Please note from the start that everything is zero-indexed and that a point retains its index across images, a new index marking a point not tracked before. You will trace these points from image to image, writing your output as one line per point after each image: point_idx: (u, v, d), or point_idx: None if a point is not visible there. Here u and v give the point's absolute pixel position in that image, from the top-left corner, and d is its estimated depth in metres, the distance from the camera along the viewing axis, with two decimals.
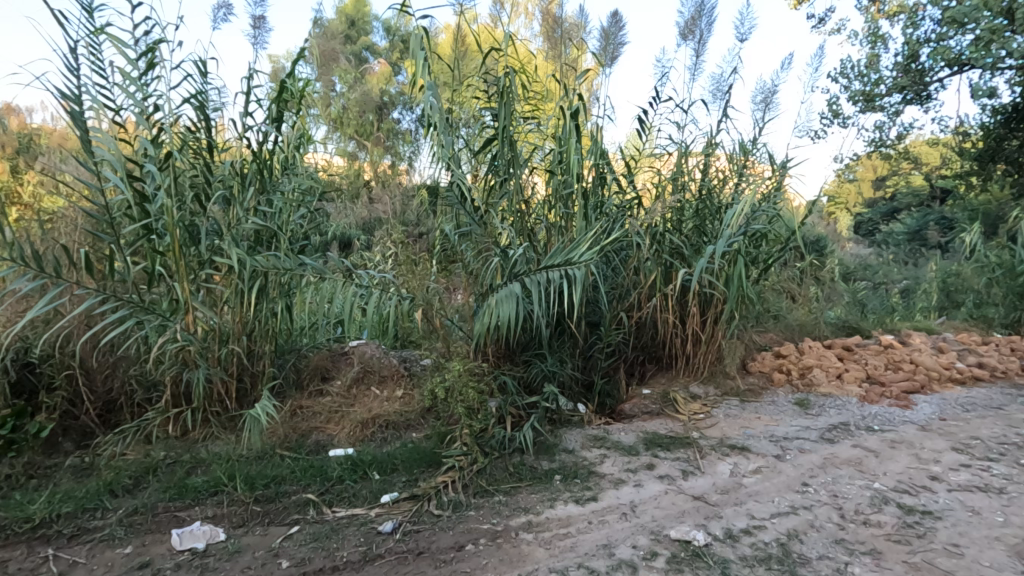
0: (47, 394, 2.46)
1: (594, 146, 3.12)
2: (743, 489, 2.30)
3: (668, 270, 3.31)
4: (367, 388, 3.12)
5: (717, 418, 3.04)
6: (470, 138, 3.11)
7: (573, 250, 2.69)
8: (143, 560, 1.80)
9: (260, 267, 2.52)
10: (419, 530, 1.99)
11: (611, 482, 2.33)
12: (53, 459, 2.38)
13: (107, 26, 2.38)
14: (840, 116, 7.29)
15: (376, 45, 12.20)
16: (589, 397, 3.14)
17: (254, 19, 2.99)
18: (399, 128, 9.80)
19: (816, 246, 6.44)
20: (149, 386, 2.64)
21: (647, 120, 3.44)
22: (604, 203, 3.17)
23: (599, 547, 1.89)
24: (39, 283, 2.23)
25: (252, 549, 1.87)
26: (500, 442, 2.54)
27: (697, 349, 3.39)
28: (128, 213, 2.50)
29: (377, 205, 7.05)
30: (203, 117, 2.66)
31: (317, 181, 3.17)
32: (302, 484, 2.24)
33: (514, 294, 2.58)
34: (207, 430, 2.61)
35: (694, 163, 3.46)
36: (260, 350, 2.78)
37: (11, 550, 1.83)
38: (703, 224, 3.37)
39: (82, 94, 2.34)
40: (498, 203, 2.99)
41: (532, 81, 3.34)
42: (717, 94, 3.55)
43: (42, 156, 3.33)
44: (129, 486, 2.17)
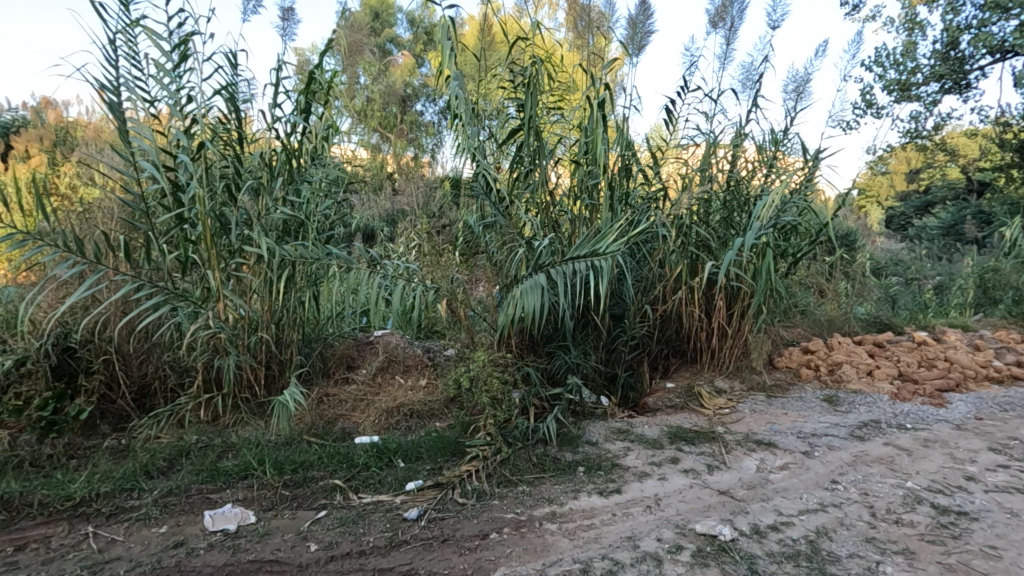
0: (86, 378, 2.53)
1: (620, 137, 3.08)
2: (770, 485, 2.27)
3: (694, 262, 3.27)
4: (391, 377, 3.16)
5: (743, 413, 3.01)
6: (495, 129, 3.10)
7: (599, 241, 2.66)
8: (177, 539, 1.85)
9: (288, 257, 2.57)
10: (443, 518, 2.00)
11: (635, 475, 2.33)
12: (91, 441, 2.45)
13: (142, 18, 2.42)
14: (873, 106, 7.09)
15: (399, 38, 12.25)
16: (612, 390, 3.12)
17: (283, 10, 3.02)
18: (422, 120, 9.82)
19: (847, 240, 6.28)
20: (182, 372, 2.70)
21: (674, 111, 3.38)
22: (629, 194, 3.14)
23: (623, 539, 1.89)
24: (79, 269, 2.30)
25: (281, 532, 1.91)
26: (523, 432, 2.55)
27: (723, 343, 3.35)
28: (162, 203, 2.57)
29: (400, 197, 7.09)
30: (233, 109, 2.70)
31: (343, 172, 3.21)
32: (328, 470, 2.28)
33: (539, 285, 2.57)
34: (237, 415, 2.68)
35: (722, 155, 3.40)
36: (288, 338, 2.83)
37: (52, 527, 1.90)
38: (731, 216, 3.33)
39: (119, 85, 2.39)
40: (522, 194, 2.97)
41: (558, 71, 3.31)
42: (747, 83, 3.47)
43: (79, 148, 3.43)
44: (163, 467, 2.24)
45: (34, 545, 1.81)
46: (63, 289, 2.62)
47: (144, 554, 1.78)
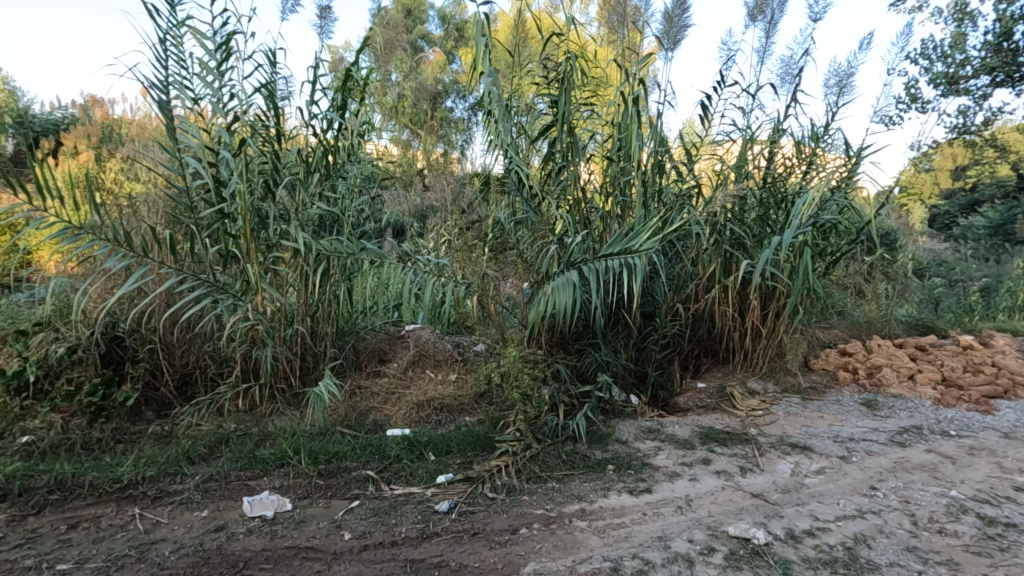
0: (132, 366, 2.63)
1: (654, 132, 3.03)
2: (806, 490, 2.22)
3: (728, 260, 3.21)
4: (422, 371, 3.20)
5: (777, 415, 2.95)
6: (527, 126, 3.10)
7: (633, 238, 2.62)
8: (218, 524, 1.91)
9: (324, 251, 2.62)
10: (474, 512, 2.02)
11: (666, 475, 2.30)
12: (137, 426, 2.55)
13: (188, 18, 2.50)
14: (919, 101, 6.82)
15: (431, 35, 12.35)
16: (642, 389, 3.09)
17: (321, 9, 3.07)
18: (452, 116, 9.87)
19: (888, 239, 6.07)
20: (221, 362, 2.79)
21: (710, 106, 3.33)
22: (662, 191, 3.10)
23: (654, 539, 1.87)
24: (128, 262, 2.40)
25: (317, 520, 1.96)
26: (553, 429, 2.55)
27: (757, 344, 3.29)
28: (205, 197, 2.65)
29: (430, 193, 7.14)
30: (272, 106, 2.77)
31: (377, 168, 3.26)
32: (361, 461, 2.33)
33: (570, 282, 2.56)
34: (273, 405, 2.75)
35: (758, 151, 3.32)
36: (323, 331, 2.89)
37: (102, 508, 1.99)
38: (767, 214, 3.26)
39: (167, 84, 2.47)
40: (554, 190, 2.96)
41: (591, 67, 3.29)
42: (785, 77, 3.39)
43: (126, 145, 3.56)
44: (204, 454, 2.32)
45: (86, 524, 1.90)
46: (112, 281, 2.73)
47: (187, 536, 1.85)
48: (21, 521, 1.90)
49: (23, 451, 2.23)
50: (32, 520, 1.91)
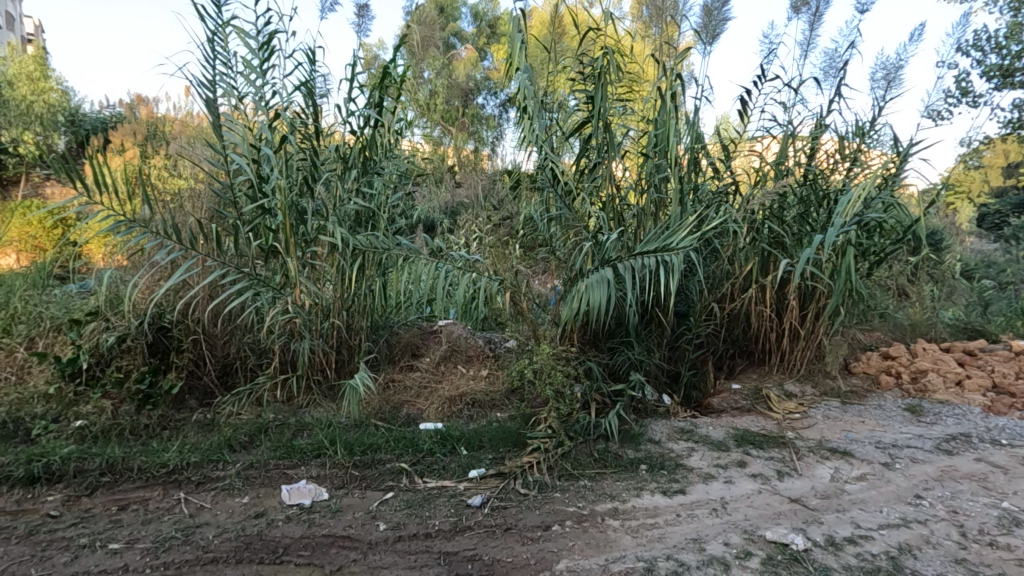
0: (176, 355, 2.73)
1: (690, 128, 2.98)
2: (847, 496, 2.16)
3: (766, 259, 3.13)
4: (454, 366, 3.23)
5: (815, 418, 2.87)
6: (560, 122, 3.07)
7: (670, 236, 2.58)
8: (258, 510, 1.97)
9: (360, 246, 2.66)
10: (506, 507, 2.04)
11: (700, 477, 2.27)
12: (181, 413, 2.64)
13: (234, 18, 2.56)
14: (970, 95, 6.52)
15: (463, 32, 12.41)
16: (675, 389, 3.06)
17: (358, 8, 3.12)
18: (483, 113, 9.89)
19: (933, 239, 5.83)
20: (260, 353, 2.87)
21: (749, 101, 3.25)
22: (699, 187, 3.03)
23: (689, 540, 1.85)
24: (175, 255, 2.50)
25: (352, 510, 2.00)
26: (585, 428, 2.54)
27: (794, 345, 3.21)
28: (248, 193, 2.72)
29: (461, 190, 7.18)
30: (312, 104, 2.82)
31: (412, 164, 3.29)
32: (395, 453, 2.36)
33: (605, 279, 2.53)
34: (310, 396, 2.81)
35: (800, 147, 3.23)
36: (357, 325, 2.94)
37: (150, 491, 2.07)
38: (808, 211, 3.16)
39: (213, 83, 2.54)
40: (588, 187, 2.94)
41: (626, 62, 3.25)
42: (829, 71, 3.29)
43: (171, 141, 3.68)
44: (244, 442, 2.39)
45: (135, 506, 1.98)
46: (159, 273, 2.84)
47: (229, 521, 1.91)
48: (75, 501, 1.99)
49: (77, 435, 2.33)
50: (86, 501, 2.00)
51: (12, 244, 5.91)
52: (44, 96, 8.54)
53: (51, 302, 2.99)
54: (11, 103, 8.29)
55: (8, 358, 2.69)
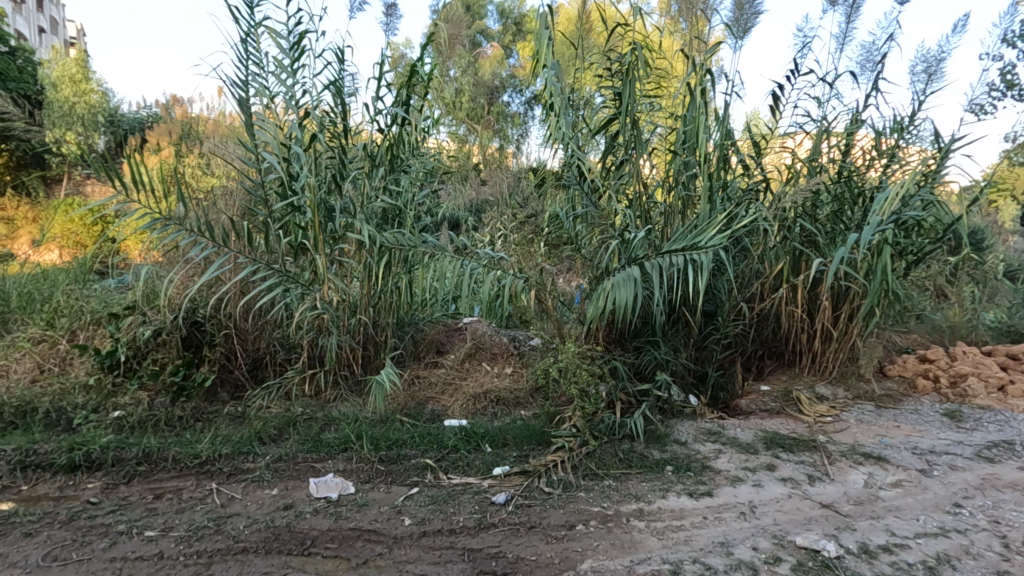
0: (210, 350, 2.81)
1: (720, 124, 2.93)
2: (881, 503, 2.09)
3: (797, 258, 3.06)
4: (478, 363, 3.24)
5: (848, 422, 2.79)
6: (587, 119, 3.05)
7: (699, 234, 2.54)
8: (287, 502, 2.01)
9: (387, 244, 2.68)
10: (530, 505, 2.03)
11: (727, 479, 2.23)
12: (213, 406, 2.70)
13: (266, 19, 2.61)
14: (1016, 88, 6.24)
15: (489, 30, 12.44)
16: (702, 389, 3.01)
17: (387, 7, 3.14)
18: (508, 111, 9.88)
19: (975, 239, 5.61)
20: (290, 348, 2.92)
21: (782, 96, 3.17)
22: (728, 185, 2.97)
23: (716, 544, 1.82)
24: (209, 252, 2.57)
25: (378, 504, 2.02)
26: (609, 427, 2.51)
27: (826, 346, 3.12)
28: (278, 191, 2.77)
29: (486, 188, 7.19)
30: (341, 103, 2.86)
31: (439, 162, 3.30)
32: (420, 449, 2.38)
33: (632, 278, 2.49)
34: (337, 391, 2.86)
35: (834, 143, 3.15)
36: (384, 321, 2.97)
37: (184, 481, 2.13)
38: (842, 209, 3.07)
39: (246, 83, 2.60)
40: (615, 185, 2.91)
41: (655, 58, 3.21)
42: (866, 65, 3.19)
43: (205, 140, 3.77)
44: (273, 435, 2.43)
45: (169, 495, 2.04)
46: (193, 270, 2.92)
47: (259, 512, 1.95)
48: (114, 489, 2.06)
49: (115, 425, 2.42)
50: (123, 489, 2.07)
51: (56, 240, 6.17)
52: (85, 97, 8.85)
53: (91, 296, 3.09)
54: (55, 104, 8.64)
55: (51, 350, 2.79)
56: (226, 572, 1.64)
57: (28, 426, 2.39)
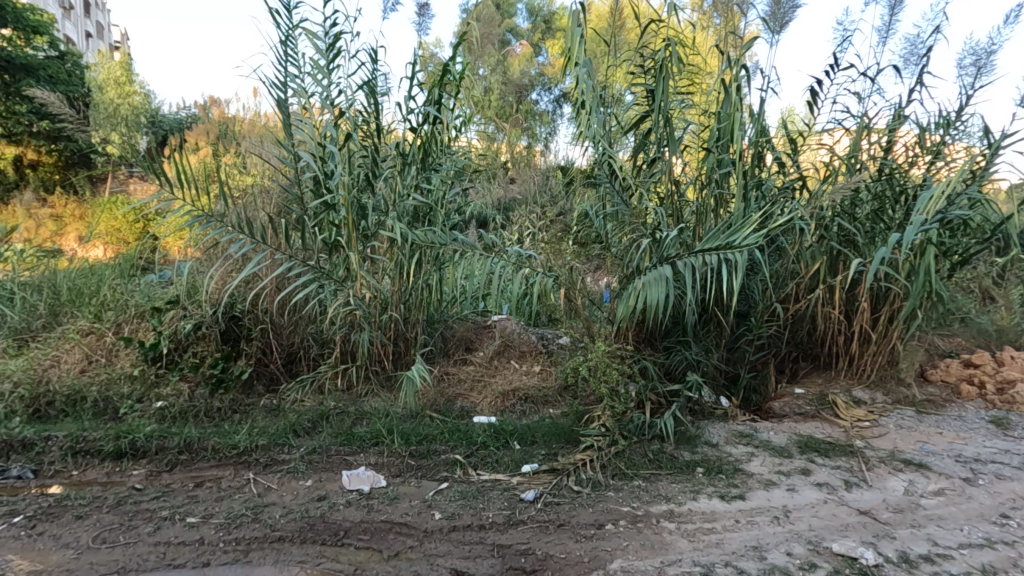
0: (246, 344, 2.89)
1: (755, 121, 2.87)
2: (922, 511, 2.03)
3: (835, 258, 2.98)
4: (507, 361, 3.25)
5: (887, 428, 2.71)
6: (618, 116, 3.03)
7: (733, 233, 2.49)
8: (321, 494, 2.06)
9: (419, 241, 2.71)
10: (559, 503, 2.04)
11: (760, 483, 2.19)
12: (250, 398, 2.78)
13: (303, 21, 2.67)
14: None
15: (519, 28, 12.45)
16: (733, 391, 2.96)
17: (419, 6, 3.17)
18: (537, 109, 9.86)
19: None
20: (323, 343, 2.98)
21: (820, 92, 3.09)
22: (763, 183, 2.91)
23: (748, 548, 1.79)
24: (247, 248, 2.64)
25: (409, 498, 2.06)
26: (639, 427, 2.50)
27: (865, 349, 3.03)
28: (313, 189, 2.83)
29: (515, 186, 7.20)
30: (374, 102, 2.90)
31: (469, 160, 3.32)
32: (450, 445, 2.40)
33: (664, 277, 2.46)
34: (368, 386, 2.91)
35: (875, 140, 3.06)
36: (414, 318, 3.00)
37: (222, 470, 2.21)
38: (883, 208, 2.98)
39: (283, 83, 2.66)
40: (646, 183, 2.88)
41: (688, 54, 3.16)
42: (910, 58, 3.08)
43: (243, 140, 3.87)
44: (307, 428, 2.49)
45: (209, 484, 2.12)
46: (232, 266, 3.01)
47: (294, 503, 2.00)
48: (157, 477, 2.15)
49: (158, 415, 2.51)
50: (166, 476, 2.16)
51: (102, 237, 6.44)
52: (128, 100, 9.18)
53: (135, 290, 3.21)
54: (101, 106, 8.98)
55: (98, 342, 2.90)
56: (263, 560, 1.69)
57: (78, 414, 2.51)
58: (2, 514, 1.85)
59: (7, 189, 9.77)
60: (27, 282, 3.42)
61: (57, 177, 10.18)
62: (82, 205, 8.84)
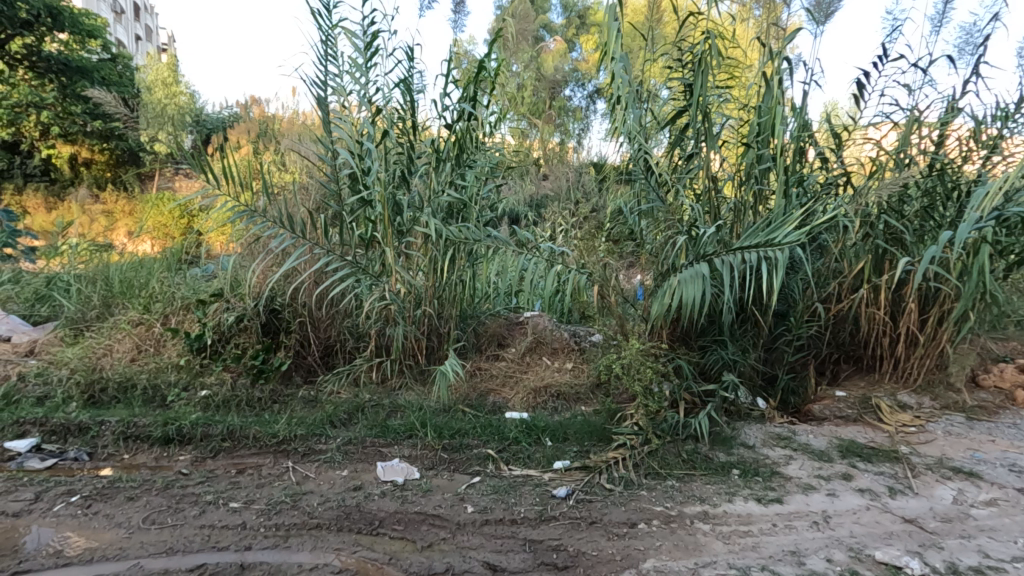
0: (286, 336, 2.97)
1: (798, 114, 2.78)
2: (973, 522, 1.94)
3: (880, 257, 2.87)
4: (539, 357, 3.26)
5: (934, 434, 2.60)
6: (654, 111, 2.98)
7: (774, 230, 2.42)
8: (356, 484, 2.11)
9: (453, 237, 2.74)
10: (591, 501, 2.03)
11: (799, 487, 2.14)
12: (289, 389, 2.86)
13: (342, 20, 2.72)
14: None
15: (553, 24, 12.43)
16: (771, 393, 2.89)
17: (455, 3, 3.19)
18: (570, 105, 9.82)
19: None
20: (358, 337, 3.04)
21: (867, 85, 2.98)
22: (805, 179, 2.82)
23: (786, 553, 1.75)
24: (288, 243, 2.71)
25: (442, 490, 2.08)
26: (672, 427, 2.46)
27: (911, 352, 2.91)
28: (351, 185, 2.88)
29: (547, 183, 7.19)
30: (410, 100, 2.93)
31: (503, 156, 3.33)
32: (482, 439, 2.42)
33: (700, 274, 2.41)
34: (402, 379, 2.95)
35: (925, 134, 2.93)
36: (448, 313, 3.04)
37: (263, 458, 2.28)
38: (934, 205, 2.85)
39: (323, 81, 2.72)
40: (684, 179, 2.83)
41: (728, 47, 3.09)
42: (965, 48, 2.95)
43: (283, 137, 3.97)
44: (343, 419, 2.55)
45: (250, 471, 2.19)
46: (273, 260, 3.09)
47: (331, 492, 2.05)
48: (202, 462, 2.24)
49: (202, 403, 2.61)
50: (210, 462, 2.25)
51: (150, 232, 6.73)
52: (175, 99, 9.54)
53: (181, 284, 3.34)
54: (149, 106, 9.34)
55: (147, 332, 3.03)
56: (302, 546, 1.74)
57: (129, 401, 2.63)
58: (60, 493, 1.96)
59: (63, 185, 10.46)
60: (82, 274, 3.60)
61: (108, 174, 10.74)
62: (131, 201, 9.24)
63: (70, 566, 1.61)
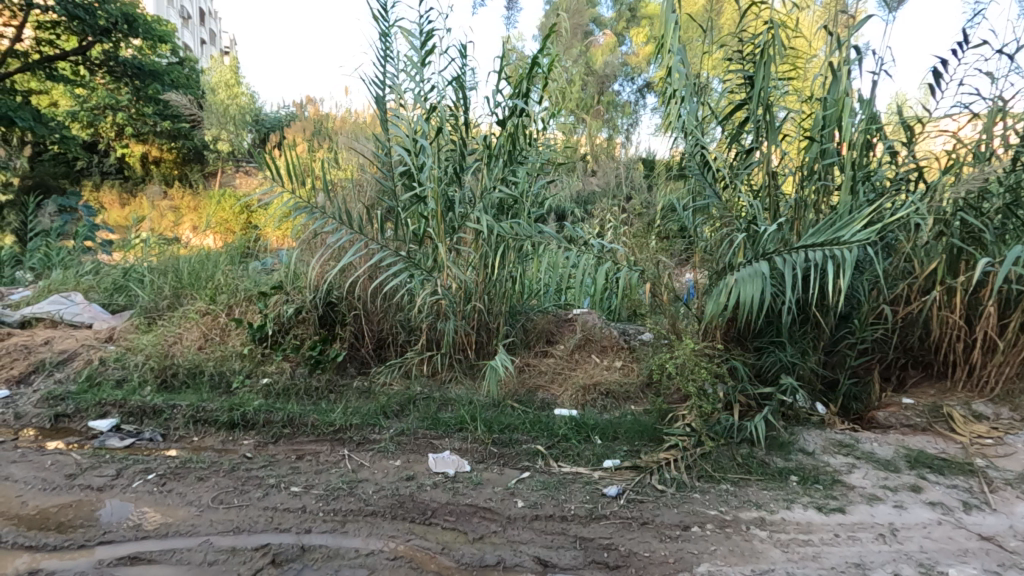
0: (341, 328, 3.08)
1: (866, 106, 2.64)
2: None
3: (956, 257, 2.70)
4: (588, 355, 3.24)
5: (1015, 446, 2.43)
6: (711, 105, 2.89)
7: (841, 228, 2.31)
8: (409, 474, 2.16)
9: (505, 233, 2.75)
10: (642, 501, 2.01)
11: (863, 497, 2.04)
12: (344, 379, 2.95)
13: (399, 19, 2.77)
14: None
15: (602, 17, 12.28)
16: (831, 398, 2.76)
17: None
18: (619, 100, 9.68)
19: None
20: (410, 331, 3.11)
21: (944, 74, 2.79)
22: (873, 174, 2.68)
23: (850, 565, 1.68)
24: (345, 238, 2.79)
25: (492, 484, 2.11)
26: (727, 429, 2.39)
27: (988, 359, 2.73)
28: (405, 182, 2.94)
29: (595, 178, 7.11)
30: (462, 97, 2.96)
31: (554, 152, 3.31)
32: (531, 435, 2.43)
33: (760, 273, 2.33)
34: (452, 373, 3.00)
35: (1010, 125, 2.70)
36: (497, 308, 3.05)
37: (320, 445, 2.37)
38: (1018, 202, 2.64)
39: (380, 80, 2.78)
40: (743, 175, 2.73)
41: (793, 37, 2.96)
42: None
43: (338, 135, 4.08)
44: (396, 411, 2.61)
45: (309, 457, 2.28)
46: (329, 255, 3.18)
47: (385, 480, 2.11)
48: (264, 447, 2.35)
49: (264, 390, 2.73)
50: (271, 448, 2.35)
51: (214, 228, 7.06)
52: (236, 100, 9.95)
53: (244, 277, 3.50)
54: (213, 106, 9.79)
55: (213, 322, 3.19)
56: (358, 531, 1.80)
57: (197, 386, 2.78)
58: (139, 470, 2.10)
59: (136, 183, 11.13)
60: (155, 267, 3.82)
61: (175, 172, 11.55)
62: (196, 197, 9.73)
63: (149, 539, 1.72)
